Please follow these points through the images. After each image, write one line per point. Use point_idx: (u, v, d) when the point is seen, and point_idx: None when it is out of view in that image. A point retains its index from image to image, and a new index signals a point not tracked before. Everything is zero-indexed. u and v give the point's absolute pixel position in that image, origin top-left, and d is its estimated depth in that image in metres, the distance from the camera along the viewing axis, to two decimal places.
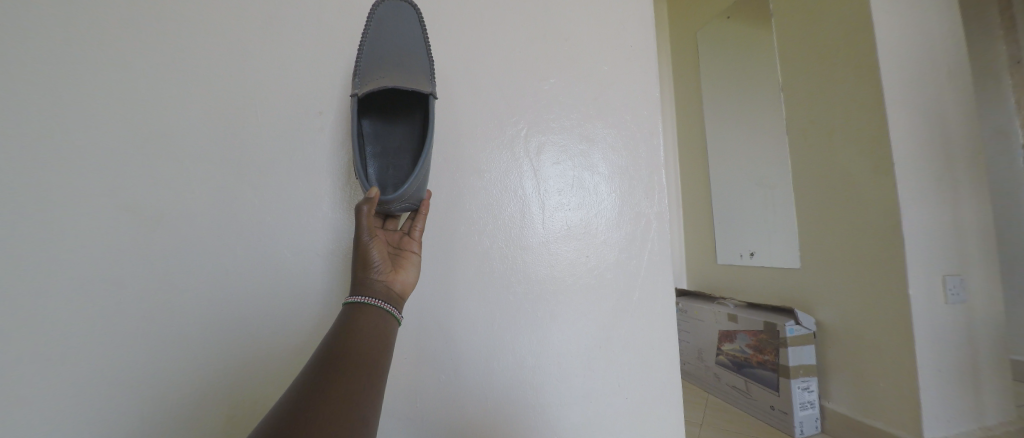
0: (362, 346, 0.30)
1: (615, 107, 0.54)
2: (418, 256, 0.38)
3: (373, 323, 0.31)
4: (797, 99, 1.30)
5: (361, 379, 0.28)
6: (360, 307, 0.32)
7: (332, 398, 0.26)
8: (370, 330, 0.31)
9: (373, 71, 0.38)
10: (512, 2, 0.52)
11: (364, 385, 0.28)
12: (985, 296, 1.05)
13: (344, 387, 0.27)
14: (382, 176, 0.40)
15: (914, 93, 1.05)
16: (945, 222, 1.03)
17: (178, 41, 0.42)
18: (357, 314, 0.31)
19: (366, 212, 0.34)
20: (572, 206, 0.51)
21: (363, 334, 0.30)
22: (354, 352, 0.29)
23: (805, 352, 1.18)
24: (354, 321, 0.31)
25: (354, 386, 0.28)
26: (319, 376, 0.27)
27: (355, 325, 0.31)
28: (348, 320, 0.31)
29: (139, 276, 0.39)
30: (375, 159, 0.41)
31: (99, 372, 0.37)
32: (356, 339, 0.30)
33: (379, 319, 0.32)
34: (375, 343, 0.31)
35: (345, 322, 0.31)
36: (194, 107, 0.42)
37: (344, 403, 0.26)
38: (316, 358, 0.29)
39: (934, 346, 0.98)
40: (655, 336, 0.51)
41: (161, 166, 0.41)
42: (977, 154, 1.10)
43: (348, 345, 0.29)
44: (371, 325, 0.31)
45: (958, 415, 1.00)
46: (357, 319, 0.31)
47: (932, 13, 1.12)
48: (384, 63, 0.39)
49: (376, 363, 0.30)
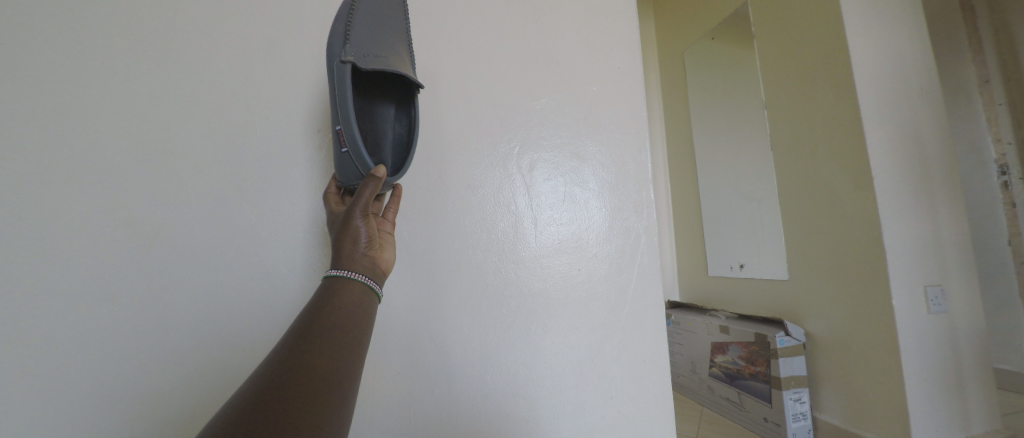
0: (344, 321, 0.28)
1: (604, 125, 0.56)
2: (392, 236, 0.38)
3: (356, 297, 0.30)
4: (780, 116, 1.35)
5: (343, 351, 0.27)
6: (343, 280, 0.31)
7: (312, 372, 0.25)
8: (352, 303, 0.30)
9: (371, 48, 0.36)
10: (504, 27, 0.54)
11: (347, 359, 0.27)
12: (965, 305, 1.08)
13: (324, 361, 0.25)
14: None
15: (889, 110, 1.10)
16: (925, 234, 1.07)
17: (180, 63, 0.44)
18: (339, 287, 0.30)
19: (370, 189, 0.33)
20: (563, 220, 0.52)
21: (345, 308, 0.29)
22: (335, 325, 0.28)
23: (795, 363, 1.19)
24: (335, 294, 0.29)
25: (335, 360, 0.26)
26: (297, 348, 0.26)
27: (337, 298, 0.29)
28: (329, 292, 0.29)
29: (137, 291, 0.40)
30: None
31: (95, 387, 0.38)
32: (336, 311, 0.28)
33: (362, 293, 0.31)
34: (357, 317, 0.29)
35: (325, 294, 0.29)
36: (195, 126, 0.43)
37: (326, 378, 0.25)
38: (292, 331, 0.27)
39: (919, 356, 1.00)
40: (645, 348, 0.53)
41: (162, 183, 0.42)
42: (952, 169, 1.14)
43: (329, 319, 0.28)
44: (354, 299, 0.30)
45: (946, 425, 1.01)
46: (338, 292, 0.30)
47: (904, 36, 1.18)
48: (376, 39, 0.36)
49: (358, 337, 0.28)
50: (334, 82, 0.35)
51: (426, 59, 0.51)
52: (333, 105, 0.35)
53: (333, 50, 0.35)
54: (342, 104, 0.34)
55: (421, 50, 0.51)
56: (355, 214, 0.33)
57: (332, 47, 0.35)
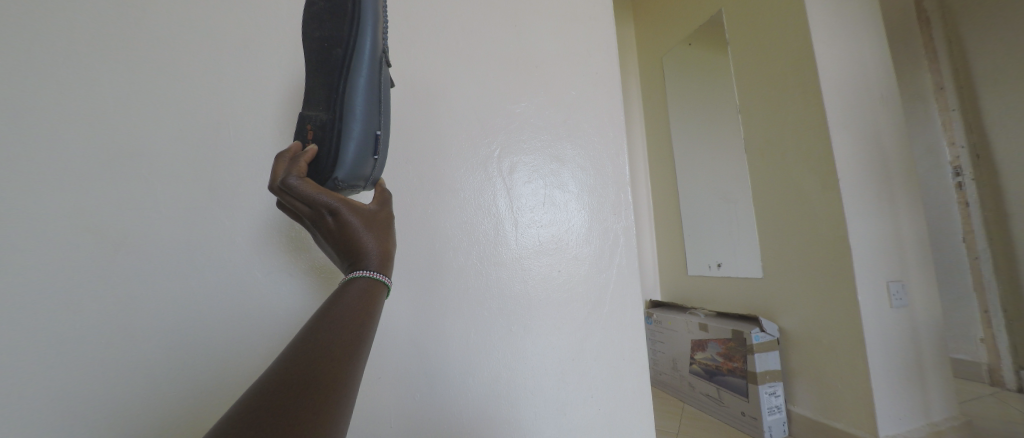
0: (357, 326, 0.25)
1: (584, 129, 0.57)
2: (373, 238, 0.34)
3: (369, 297, 0.26)
4: (753, 120, 1.40)
5: (353, 358, 0.23)
6: (365, 281, 0.27)
7: (321, 380, 0.21)
8: (366, 304, 0.26)
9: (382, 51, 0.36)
10: (485, 32, 0.55)
11: (354, 365, 0.23)
12: (924, 300, 1.14)
13: (333, 367, 0.22)
14: (331, 137, 0.30)
15: (852, 115, 1.16)
16: (887, 233, 1.12)
17: (149, 64, 0.43)
18: (353, 287, 0.26)
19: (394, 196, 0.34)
20: (543, 223, 0.53)
21: (361, 310, 0.25)
22: (344, 328, 0.24)
23: (770, 358, 1.23)
24: (351, 295, 0.26)
25: (343, 367, 0.23)
26: (305, 354, 0.22)
27: (351, 300, 0.26)
28: (345, 294, 0.26)
29: (102, 299, 0.38)
30: (333, 118, 0.30)
31: (54, 401, 0.36)
32: (352, 313, 0.25)
33: (377, 293, 0.27)
34: (369, 319, 0.25)
35: (341, 295, 0.26)
36: (164, 128, 0.42)
37: (337, 386, 0.22)
38: (299, 339, 0.23)
39: (883, 348, 1.05)
40: (624, 347, 0.54)
41: (129, 187, 0.40)
42: (911, 171, 1.20)
43: (342, 323, 0.24)
44: (366, 298, 0.26)
45: (908, 413, 1.06)
46: (358, 293, 0.26)
47: (867, 45, 1.24)
48: None
49: (365, 343, 0.25)
50: (374, 80, 0.32)
51: (406, 62, 0.51)
52: (368, 100, 0.32)
53: (374, 41, 0.32)
54: (384, 112, 0.34)
55: (401, 53, 0.51)
56: (384, 218, 0.31)
57: (370, 38, 0.32)
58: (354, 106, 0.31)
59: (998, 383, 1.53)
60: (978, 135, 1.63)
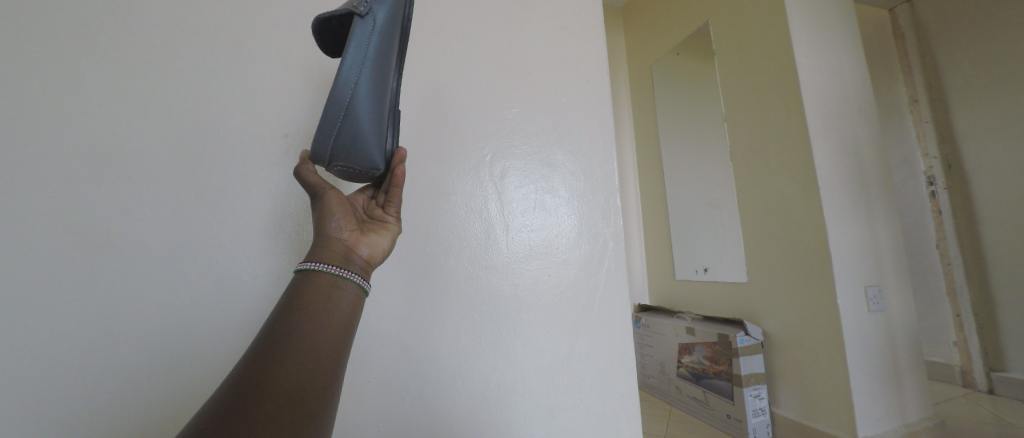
0: (309, 322, 0.27)
1: (574, 135, 0.59)
2: (390, 229, 0.36)
3: (324, 292, 0.28)
4: (736, 128, 1.44)
5: (309, 353, 0.26)
6: (324, 278, 0.29)
7: (275, 372, 0.25)
8: (319, 301, 0.28)
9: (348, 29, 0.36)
10: (480, 40, 0.56)
11: (310, 359, 0.26)
12: (899, 305, 1.18)
13: (287, 362, 0.25)
14: None
15: (832, 125, 1.20)
16: (864, 239, 1.16)
17: (136, 59, 0.42)
18: (308, 283, 0.29)
19: (306, 172, 0.35)
20: (534, 227, 0.54)
21: (313, 306, 0.28)
22: (302, 326, 0.26)
23: (754, 361, 1.26)
24: (302, 293, 0.28)
25: (308, 365, 0.26)
26: (264, 358, 0.25)
27: (305, 300, 0.28)
28: (298, 290, 0.28)
29: (83, 301, 0.37)
30: None
31: (26, 411, 0.34)
32: (305, 310, 0.27)
33: (338, 288, 0.29)
34: (324, 314, 0.28)
35: (295, 291, 0.28)
36: (151, 125, 0.41)
37: (291, 374, 0.25)
38: (261, 334, 0.27)
39: (861, 350, 1.09)
40: (613, 350, 0.55)
41: (111, 186, 0.39)
42: (886, 180, 1.25)
43: (293, 322, 0.27)
44: (321, 297, 0.28)
45: (886, 414, 1.10)
46: (307, 287, 0.28)
47: (845, 58, 1.29)
48: None
49: (321, 337, 0.27)
50: None
51: None
52: None
53: None
54: None
55: None
56: (314, 202, 0.34)
57: None
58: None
59: (971, 385, 1.58)
60: (950, 146, 1.70)
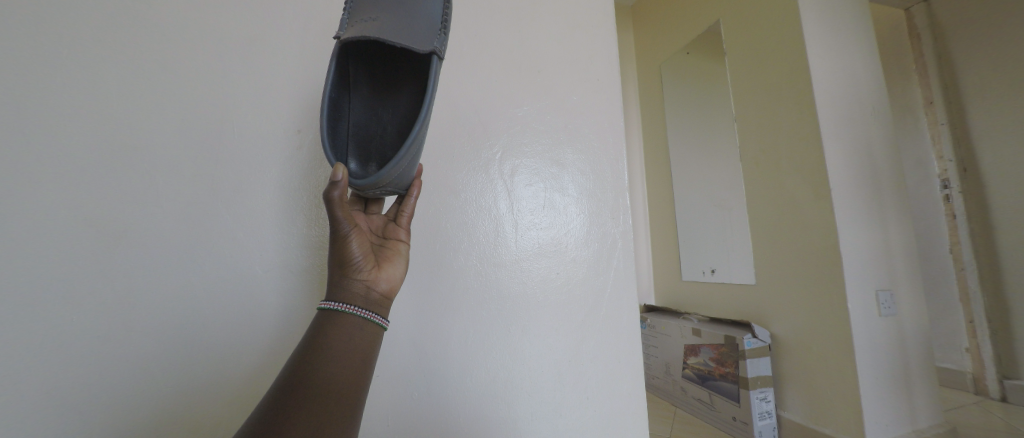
0: (331, 365, 0.27)
1: (584, 134, 0.58)
2: (404, 247, 0.36)
3: (345, 335, 0.29)
4: (747, 129, 1.43)
5: (328, 397, 0.27)
6: (345, 319, 0.29)
7: (296, 416, 0.25)
8: (340, 344, 0.28)
9: (370, 22, 0.32)
10: (491, 39, 0.56)
11: (330, 401, 0.27)
12: (910, 309, 1.16)
13: (308, 407, 0.26)
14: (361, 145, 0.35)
15: (844, 127, 1.18)
16: (876, 243, 1.15)
17: (154, 54, 0.42)
18: (329, 323, 0.29)
19: (336, 199, 0.30)
20: (543, 225, 0.54)
21: (334, 349, 0.28)
22: (324, 371, 0.27)
23: (761, 363, 1.25)
24: (325, 335, 0.29)
25: (326, 409, 0.26)
26: (284, 400, 0.26)
27: (327, 341, 0.28)
28: (320, 332, 0.29)
29: (100, 292, 0.37)
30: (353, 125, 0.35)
31: (45, 398, 0.35)
32: (327, 353, 0.28)
33: (360, 330, 0.30)
34: (344, 357, 0.28)
35: (317, 331, 0.29)
36: (168, 121, 0.42)
37: (311, 420, 0.26)
38: (285, 372, 0.27)
39: (871, 355, 1.07)
40: (620, 350, 0.55)
41: (129, 179, 0.40)
42: (900, 182, 1.23)
43: (317, 365, 0.27)
44: (343, 339, 0.29)
45: (895, 420, 1.08)
46: (329, 329, 0.29)
47: (859, 58, 1.27)
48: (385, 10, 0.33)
49: (341, 382, 0.27)
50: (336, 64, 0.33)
51: None
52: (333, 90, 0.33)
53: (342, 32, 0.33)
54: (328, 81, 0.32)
55: None
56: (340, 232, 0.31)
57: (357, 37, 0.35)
58: (353, 118, 0.36)
59: (982, 392, 1.56)
60: (966, 149, 1.67)
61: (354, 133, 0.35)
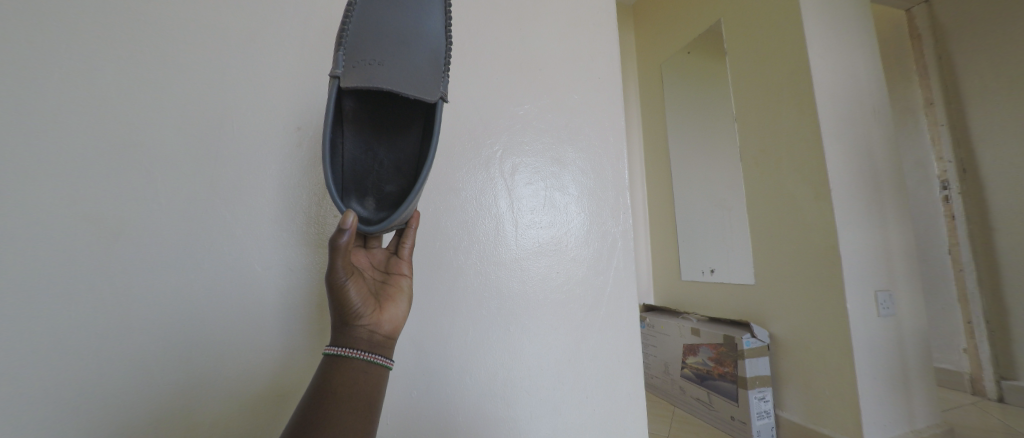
0: (338, 411, 0.27)
1: (585, 133, 0.58)
2: (407, 281, 0.36)
3: (351, 381, 0.29)
4: (747, 128, 1.43)
5: None
6: (351, 364, 0.29)
7: None
8: (347, 389, 0.29)
9: (372, 64, 0.31)
10: (492, 36, 0.56)
11: None
12: (909, 310, 1.17)
13: None
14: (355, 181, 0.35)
15: (845, 127, 1.18)
16: (875, 243, 1.15)
17: (152, 51, 0.42)
18: (335, 369, 0.29)
19: (342, 247, 0.29)
20: (543, 224, 0.54)
21: (340, 394, 0.28)
22: (331, 417, 0.27)
23: (760, 363, 1.25)
24: (329, 381, 0.29)
25: None
26: None
27: (333, 387, 0.28)
28: (325, 378, 0.29)
29: (98, 289, 0.37)
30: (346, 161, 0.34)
31: (44, 394, 0.35)
32: (335, 398, 0.28)
33: (365, 372, 0.30)
34: (351, 402, 0.28)
35: (323, 377, 0.29)
36: (166, 117, 0.41)
37: None
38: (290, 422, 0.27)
39: (869, 355, 1.07)
40: (620, 350, 0.55)
41: (127, 175, 0.39)
42: (899, 183, 1.23)
43: (324, 411, 0.27)
44: (350, 383, 0.29)
45: (893, 420, 1.09)
46: (335, 374, 0.29)
47: (860, 58, 1.27)
48: (386, 46, 0.32)
49: (348, 427, 0.27)
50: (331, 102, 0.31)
51: None
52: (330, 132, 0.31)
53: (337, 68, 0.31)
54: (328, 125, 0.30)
55: None
56: (340, 281, 0.30)
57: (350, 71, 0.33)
58: (347, 152, 0.35)
59: (980, 392, 1.57)
60: (965, 150, 1.67)
61: (348, 169, 0.34)
